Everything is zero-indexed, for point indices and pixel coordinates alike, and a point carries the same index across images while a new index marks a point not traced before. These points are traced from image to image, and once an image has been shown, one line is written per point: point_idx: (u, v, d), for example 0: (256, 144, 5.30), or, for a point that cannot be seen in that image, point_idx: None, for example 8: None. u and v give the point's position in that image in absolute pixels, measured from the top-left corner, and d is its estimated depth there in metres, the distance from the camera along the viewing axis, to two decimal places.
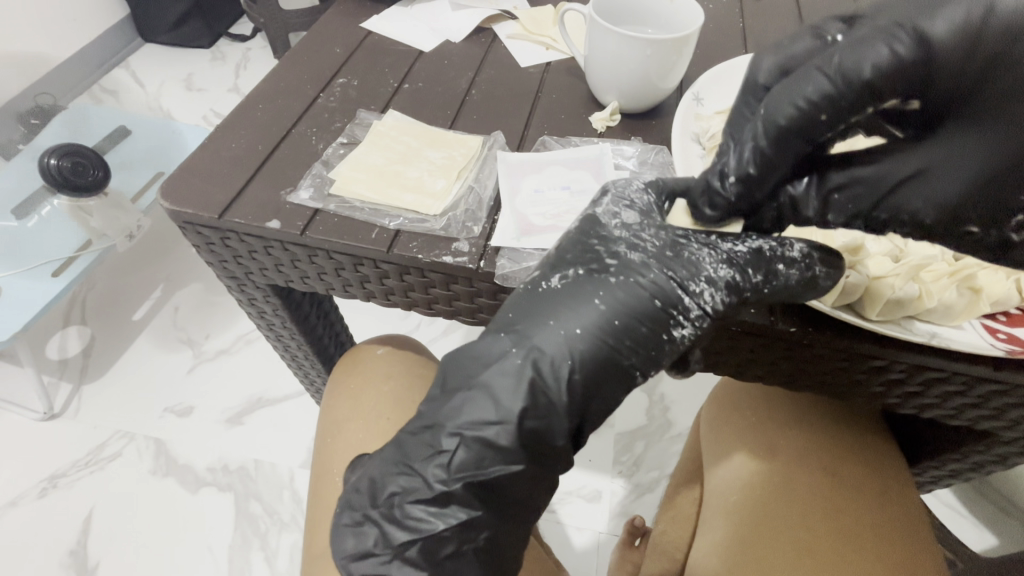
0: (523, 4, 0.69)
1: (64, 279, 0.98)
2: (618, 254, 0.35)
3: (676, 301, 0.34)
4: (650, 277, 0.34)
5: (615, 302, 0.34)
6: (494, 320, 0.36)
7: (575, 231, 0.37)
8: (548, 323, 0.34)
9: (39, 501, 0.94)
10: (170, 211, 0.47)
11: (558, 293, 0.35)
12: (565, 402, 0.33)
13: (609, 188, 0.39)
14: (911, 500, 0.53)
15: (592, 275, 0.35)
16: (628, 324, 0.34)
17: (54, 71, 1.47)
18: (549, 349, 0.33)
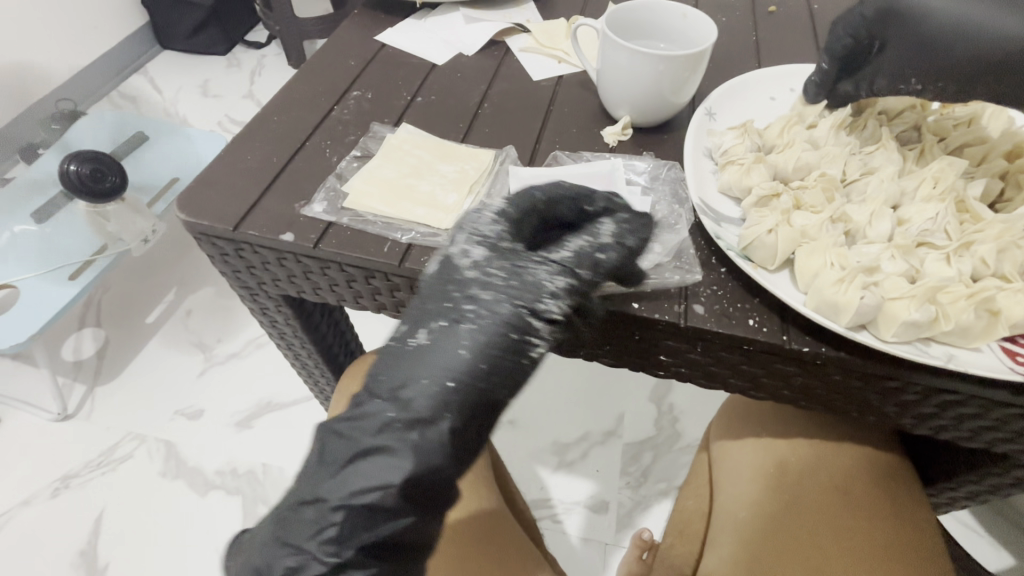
0: (536, 17, 0.69)
1: (80, 283, 0.99)
2: (467, 289, 0.35)
3: (526, 330, 0.34)
4: (504, 313, 0.34)
5: (475, 344, 0.33)
6: (366, 382, 0.34)
7: (430, 282, 0.36)
8: (417, 380, 0.32)
9: (51, 501, 0.95)
10: (186, 222, 0.47)
11: (414, 341, 0.34)
12: (451, 442, 0.32)
13: (463, 226, 0.38)
14: (925, 520, 0.52)
15: (444, 318, 0.34)
16: (485, 358, 0.33)
17: (75, 78, 1.50)
18: (414, 401, 0.32)
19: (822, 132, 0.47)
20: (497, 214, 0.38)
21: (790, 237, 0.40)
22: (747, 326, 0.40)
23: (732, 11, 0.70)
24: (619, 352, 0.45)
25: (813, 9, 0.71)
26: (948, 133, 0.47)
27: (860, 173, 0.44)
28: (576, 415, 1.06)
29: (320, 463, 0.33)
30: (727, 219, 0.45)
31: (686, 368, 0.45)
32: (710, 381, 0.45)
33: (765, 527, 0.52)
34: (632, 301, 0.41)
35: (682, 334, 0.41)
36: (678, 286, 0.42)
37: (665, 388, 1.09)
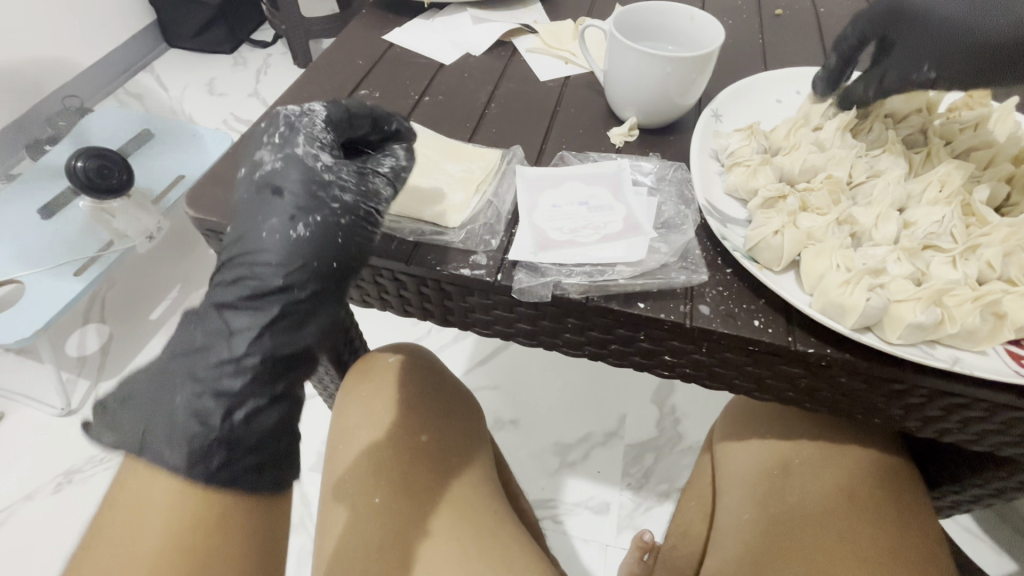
0: (543, 17, 0.70)
1: (85, 279, 1.00)
2: (305, 179, 0.40)
3: (367, 215, 0.42)
4: (351, 203, 0.41)
5: (332, 223, 0.40)
6: (242, 272, 0.38)
7: (292, 180, 0.40)
8: (287, 251, 0.38)
9: (54, 495, 0.95)
10: (195, 218, 0.48)
11: (273, 224, 0.39)
12: (308, 305, 0.40)
13: (296, 129, 0.42)
14: (930, 527, 0.51)
15: (300, 208, 0.39)
16: (336, 234, 0.40)
17: (82, 75, 1.51)
18: (275, 273, 0.38)
19: (828, 134, 0.47)
20: (327, 123, 0.43)
21: (796, 239, 0.40)
22: (752, 326, 0.40)
23: (739, 13, 0.70)
24: (624, 352, 0.46)
25: (820, 11, 0.71)
26: (954, 136, 0.47)
27: (866, 176, 0.44)
28: (578, 416, 1.06)
29: (217, 334, 0.38)
30: (733, 220, 0.45)
31: (690, 369, 0.45)
32: (714, 382, 0.45)
33: (767, 527, 0.52)
34: (637, 301, 0.42)
35: (686, 334, 0.41)
36: (684, 287, 0.42)
37: (666, 389, 1.09)
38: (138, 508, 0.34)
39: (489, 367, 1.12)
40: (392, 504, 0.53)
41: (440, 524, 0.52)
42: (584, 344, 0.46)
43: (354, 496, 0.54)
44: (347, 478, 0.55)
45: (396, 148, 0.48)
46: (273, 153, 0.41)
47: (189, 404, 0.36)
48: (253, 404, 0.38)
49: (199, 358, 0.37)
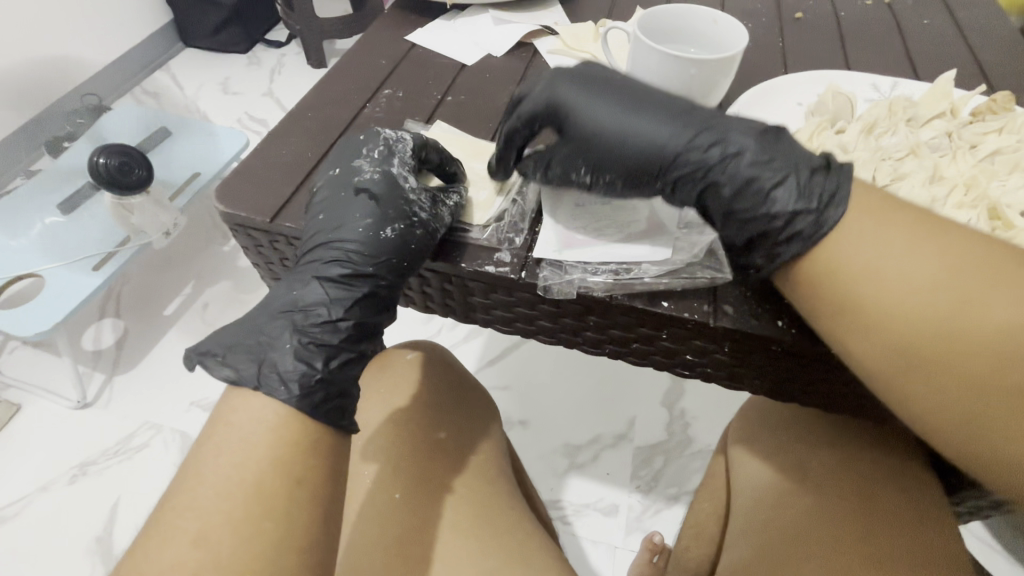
0: (563, 20, 0.70)
1: (104, 273, 1.01)
2: (393, 197, 0.44)
3: (435, 231, 0.45)
4: (428, 216, 0.45)
5: (407, 231, 0.44)
6: (327, 262, 0.43)
7: (377, 193, 0.44)
8: (367, 252, 0.43)
9: (70, 487, 0.97)
10: (225, 213, 0.49)
11: (358, 227, 0.43)
12: (384, 292, 0.44)
13: (393, 151, 0.46)
14: (953, 533, 0.50)
15: (388, 215, 0.44)
16: (409, 241, 0.44)
17: (101, 73, 1.54)
18: (361, 265, 0.43)
19: (852, 139, 0.47)
20: (419, 150, 0.47)
21: None
22: (775, 326, 0.41)
23: (758, 17, 0.71)
24: (646, 351, 0.46)
25: (839, 16, 0.71)
26: (979, 141, 0.47)
27: (890, 179, 0.44)
28: (588, 417, 1.06)
29: (301, 307, 0.41)
30: None
31: (711, 369, 0.46)
32: (734, 382, 0.46)
33: (783, 527, 0.53)
34: (662, 300, 0.42)
35: (710, 334, 0.42)
36: (708, 287, 0.43)
37: (676, 393, 1.09)
38: (170, 495, 0.35)
39: (499, 367, 1.12)
40: (413, 498, 0.54)
41: (461, 521, 0.52)
42: (605, 343, 0.47)
43: (376, 490, 0.54)
44: (364, 473, 0.56)
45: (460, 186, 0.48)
46: (368, 166, 0.46)
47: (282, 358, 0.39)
48: (344, 356, 0.41)
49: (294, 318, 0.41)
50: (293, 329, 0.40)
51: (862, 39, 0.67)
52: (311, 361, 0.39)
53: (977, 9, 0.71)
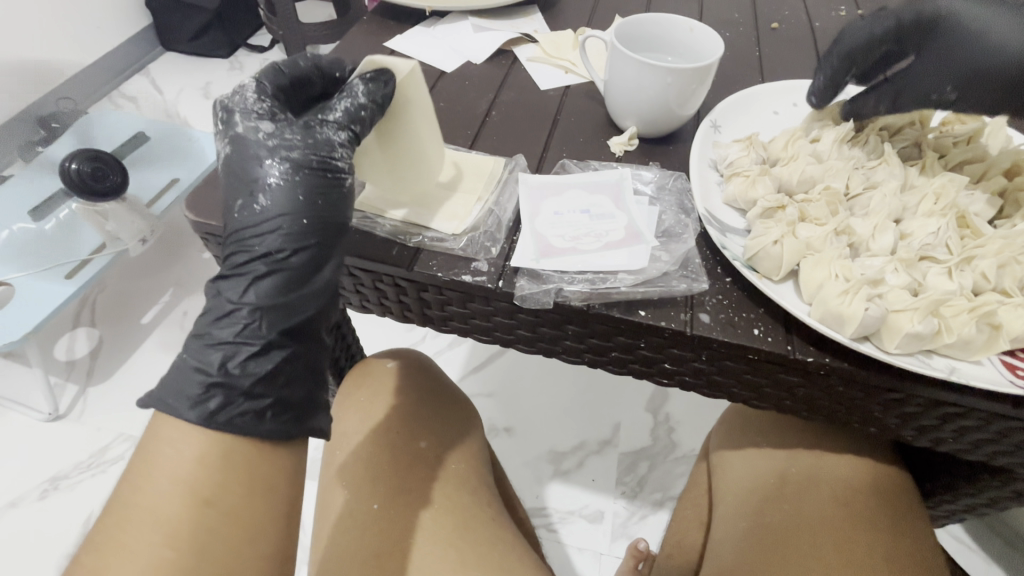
0: (543, 27, 0.70)
1: (76, 281, 0.99)
2: (269, 151, 0.40)
3: (333, 166, 0.42)
4: (298, 161, 0.41)
5: (287, 191, 0.40)
6: (231, 252, 0.40)
7: (238, 159, 0.41)
8: (255, 227, 0.40)
9: (40, 502, 0.93)
10: (195, 222, 0.48)
11: (242, 207, 0.40)
12: (296, 259, 0.40)
13: (234, 108, 0.42)
14: (929, 540, 0.51)
15: (256, 183, 0.40)
16: (294, 198, 0.40)
17: (77, 77, 1.50)
18: (271, 243, 0.39)
19: (826, 147, 0.48)
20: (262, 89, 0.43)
21: (795, 249, 0.40)
22: (752, 334, 0.41)
23: (736, 26, 0.72)
24: (623, 360, 0.46)
25: (814, 26, 0.72)
26: (948, 150, 0.48)
27: (863, 188, 0.45)
28: (573, 423, 1.06)
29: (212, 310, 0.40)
30: (731, 230, 0.45)
31: (690, 377, 0.45)
32: (712, 391, 0.46)
33: (762, 536, 0.52)
34: (639, 309, 0.42)
35: (687, 342, 0.42)
36: (685, 295, 0.43)
37: (660, 398, 1.09)
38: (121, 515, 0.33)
39: (485, 374, 1.12)
40: (391, 511, 0.52)
41: (440, 531, 0.51)
42: (584, 352, 0.47)
43: (354, 500, 0.53)
44: (341, 486, 0.54)
45: (356, 80, 0.43)
46: (220, 136, 0.42)
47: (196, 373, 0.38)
48: (248, 352, 0.38)
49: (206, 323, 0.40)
50: (205, 345, 0.38)
51: None
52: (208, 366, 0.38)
53: None
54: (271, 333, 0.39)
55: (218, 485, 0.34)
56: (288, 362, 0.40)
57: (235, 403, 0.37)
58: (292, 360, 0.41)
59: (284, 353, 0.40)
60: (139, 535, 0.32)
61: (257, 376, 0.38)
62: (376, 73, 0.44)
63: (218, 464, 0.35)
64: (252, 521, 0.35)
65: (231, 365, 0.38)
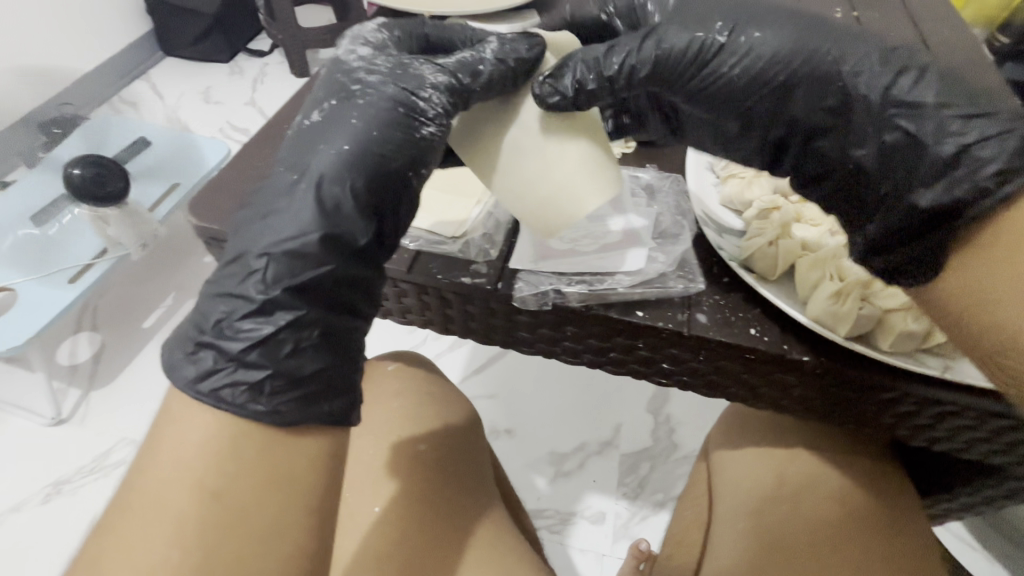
0: (541, 31, 0.71)
1: (78, 286, 0.99)
2: (366, 78, 0.40)
3: (414, 110, 0.39)
4: (388, 91, 0.39)
5: (366, 116, 0.38)
6: (290, 159, 0.38)
7: (325, 78, 0.42)
8: (318, 147, 0.38)
9: (43, 506, 0.94)
10: (197, 226, 0.48)
11: (315, 123, 0.39)
12: (346, 186, 0.37)
13: (356, 37, 0.44)
14: (925, 537, 0.51)
15: (332, 101, 0.39)
16: (373, 128, 0.38)
17: (78, 82, 1.51)
18: (320, 162, 0.37)
19: None
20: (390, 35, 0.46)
21: (790, 250, 0.41)
22: (748, 335, 0.41)
23: None
24: (620, 360, 0.46)
25: None
26: None
27: None
28: (574, 424, 1.06)
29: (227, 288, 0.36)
30: (728, 231, 0.46)
31: (688, 377, 0.46)
32: (710, 390, 0.46)
33: (762, 538, 0.53)
34: (637, 310, 0.42)
35: (684, 343, 0.42)
36: (683, 296, 0.43)
37: (661, 398, 1.09)
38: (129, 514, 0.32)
39: (485, 376, 1.12)
40: (394, 511, 0.52)
41: (440, 532, 0.52)
42: (582, 353, 0.47)
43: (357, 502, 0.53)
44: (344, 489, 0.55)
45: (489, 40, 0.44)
46: (326, 65, 0.43)
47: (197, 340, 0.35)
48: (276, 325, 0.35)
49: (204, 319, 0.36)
50: (217, 294, 0.36)
51: None
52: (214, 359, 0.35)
53: None
54: (274, 289, 0.35)
55: (220, 478, 0.32)
56: (295, 332, 0.35)
57: (222, 372, 0.34)
58: (301, 333, 0.36)
59: (290, 317, 0.35)
60: (144, 523, 0.32)
61: (251, 342, 0.34)
62: (517, 37, 0.45)
63: (221, 453, 0.33)
64: (252, 524, 0.33)
65: (225, 323, 0.35)
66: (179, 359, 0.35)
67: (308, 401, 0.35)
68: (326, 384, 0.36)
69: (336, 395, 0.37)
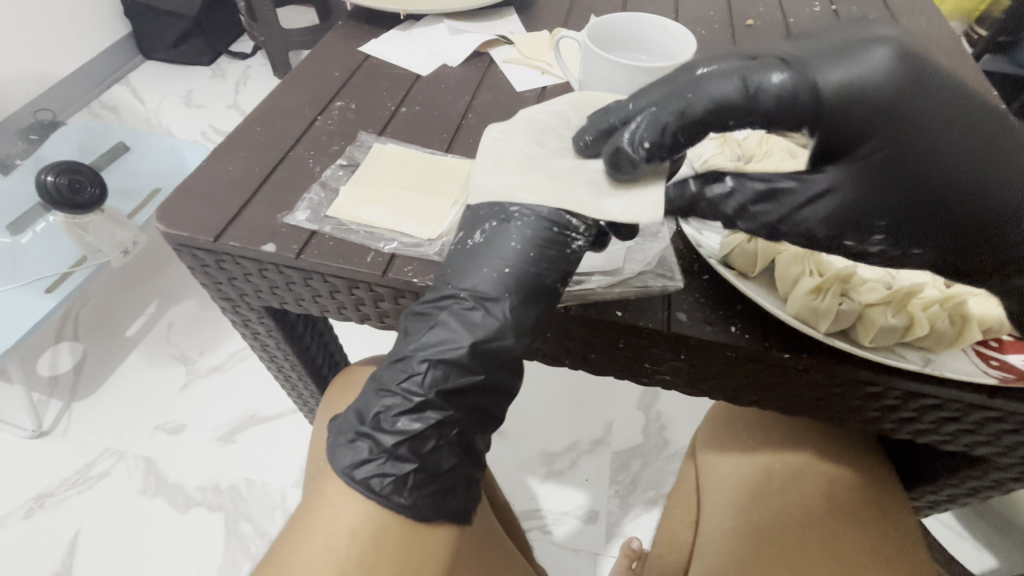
0: (519, 29, 0.70)
1: (57, 295, 0.97)
2: (523, 199, 0.36)
3: (566, 228, 0.37)
4: (545, 212, 0.36)
5: (526, 239, 0.36)
6: (446, 277, 0.37)
7: (475, 207, 0.38)
8: (480, 269, 0.36)
9: (25, 522, 0.92)
10: (166, 233, 0.47)
11: (467, 260, 0.37)
12: (517, 317, 0.36)
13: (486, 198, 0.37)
14: (913, 527, 0.52)
15: (481, 241, 0.37)
16: (530, 254, 0.36)
17: (55, 87, 1.48)
18: (481, 284, 0.36)
19: None
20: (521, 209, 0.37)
21: (770, 245, 0.40)
22: (729, 332, 0.41)
23: (710, 24, 0.72)
24: (603, 360, 0.46)
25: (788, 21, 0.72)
26: None
27: None
28: (565, 424, 1.06)
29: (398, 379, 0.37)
30: (707, 227, 0.45)
31: (671, 375, 0.45)
32: (692, 388, 0.46)
33: (754, 536, 0.52)
34: (617, 309, 0.42)
35: (665, 341, 0.42)
36: (660, 294, 0.42)
37: (651, 395, 1.09)
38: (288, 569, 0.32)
39: None
40: None
41: None
42: (564, 355, 0.47)
43: None
44: None
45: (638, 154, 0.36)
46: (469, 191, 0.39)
47: (372, 396, 0.37)
48: (432, 415, 0.36)
49: (379, 378, 0.38)
50: (376, 389, 0.37)
51: None
52: (378, 430, 0.36)
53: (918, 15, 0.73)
54: (432, 393, 0.36)
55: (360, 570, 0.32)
56: (438, 431, 0.37)
57: (374, 462, 0.35)
58: (442, 432, 0.37)
59: (439, 417, 0.36)
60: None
61: (403, 436, 0.35)
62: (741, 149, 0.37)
63: (367, 543, 0.33)
64: None
65: (383, 417, 0.36)
66: (339, 446, 0.36)
67: (440, 497, 0.37)
68: (457, 481, 0.38)
69: (464, 491, 0.38)
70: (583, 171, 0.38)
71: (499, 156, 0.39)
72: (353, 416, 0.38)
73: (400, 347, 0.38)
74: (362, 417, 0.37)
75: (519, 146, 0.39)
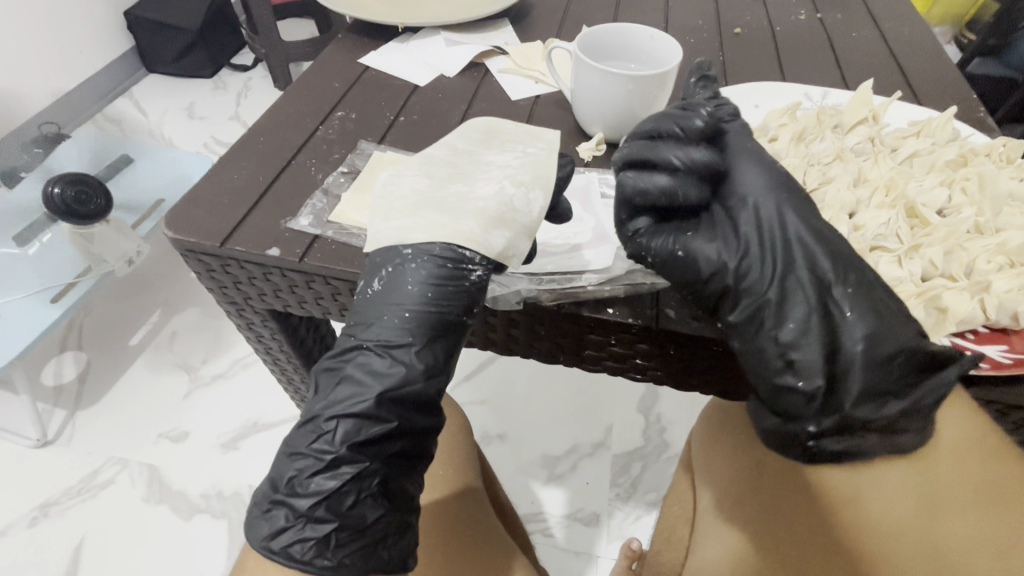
0: (513, 39, 0.72)
1: (62, 305, 0.99)
2: (415, 240, 0.41)
3: (461, 261, 0.40)
4: (437, 249, 0.40)
5: (423, 281, 0.40)
6: (356, 329, 0.40)
7: (376, 259, 0.42)
8: (384, 316, 0.40)
9: (29, 531, 0.93)
10: (174, 239, 0.48)
11: (371, 309, 0.40)
12: (426, 356, 0.39)
13: (383, 254, 0.41)
14: None
15: (381, 291, 0.40)
16: (429, 294, 0.40)
17: (60, 101, 1.51)
18: (387, 332, 0.39)
19: (784, 146, 0.50)
20: (416, 256, 0.40)
21: None
22: (714, 328, 0.42)
23: (700, 33, 0.74)
24: (597, 357, 0.47)
25: (776, 30, 0.75)
26: (900, 145, 0.51)
27: (819, 183, 0.47)
28: (565, 427, 1.07)
29: (308, 441, 0.38)
30: None
31: (662, 372, 0.47)
32: (681, 385, 0.48)
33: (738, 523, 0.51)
34: (606, 307, 0.43)
35: (653, 337, 0.43)
36: (650, 291, 0.44)
37: (652, 398, 1.10)
38: None
39: (472, 381, 1.12)
40: None
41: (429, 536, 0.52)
42: (558, 353, 0.49)
43: None
44: None
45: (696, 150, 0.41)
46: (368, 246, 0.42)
47: (282, 463, 0.39)
48: (348, 471, 0.38)
49: (292, 441, 0.39)
50: (287, 455, 0.39)
51: (798, 52, 0.71)
52: (296, 491, 0.38)
53: (902, 20, 0.76)
54: (343, 448, 0.37)
55: None
56: (355, 484, 0.38)
57: (293, 528, 0.37)
58: (361, 485, 0.38)
59: (353, 471, 0.38)
60: None
61: (318, 497, 0.37)
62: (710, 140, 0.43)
63: None
64: None
65: (297, 482, 0.38)
66: (258, 518, 0.39)
67: (370, 551, 0.38)
68: (386, 531, 0.39)
69: (395, 539, 0.40)
70: (472, 201, 0.41)
71: (391, 201, 0.43)
72: (267, 483, 0.40)
73: (319, 403, 0.39)
74: (277, 484, 0.39)
75: (408, 184, 0.43)
